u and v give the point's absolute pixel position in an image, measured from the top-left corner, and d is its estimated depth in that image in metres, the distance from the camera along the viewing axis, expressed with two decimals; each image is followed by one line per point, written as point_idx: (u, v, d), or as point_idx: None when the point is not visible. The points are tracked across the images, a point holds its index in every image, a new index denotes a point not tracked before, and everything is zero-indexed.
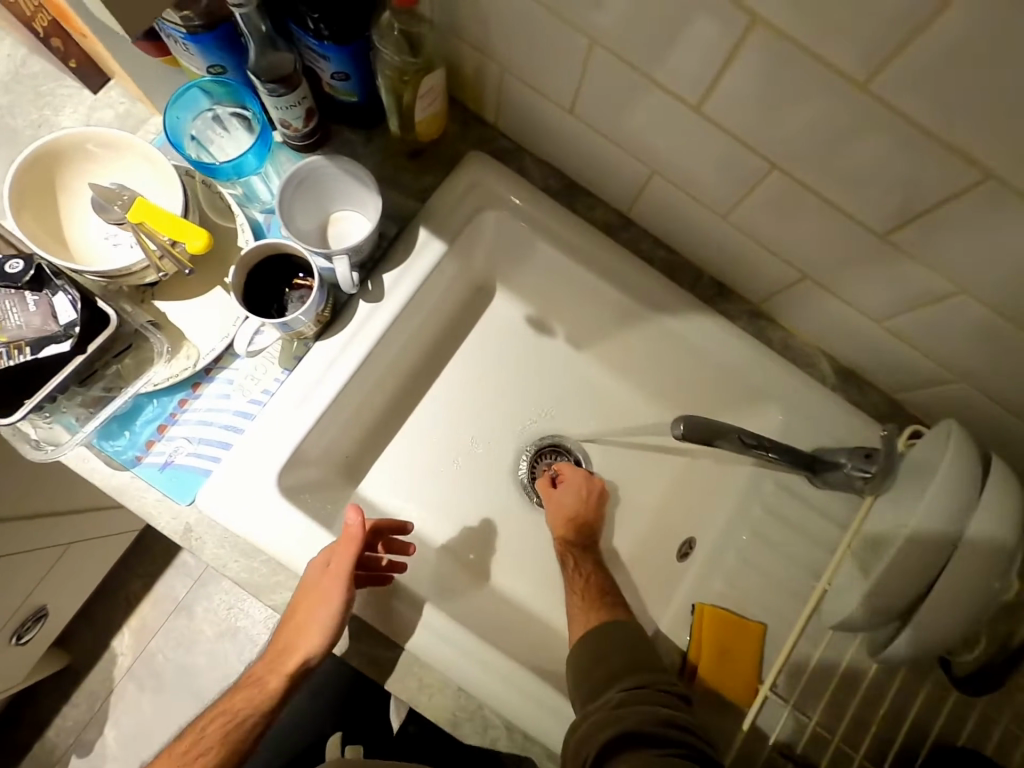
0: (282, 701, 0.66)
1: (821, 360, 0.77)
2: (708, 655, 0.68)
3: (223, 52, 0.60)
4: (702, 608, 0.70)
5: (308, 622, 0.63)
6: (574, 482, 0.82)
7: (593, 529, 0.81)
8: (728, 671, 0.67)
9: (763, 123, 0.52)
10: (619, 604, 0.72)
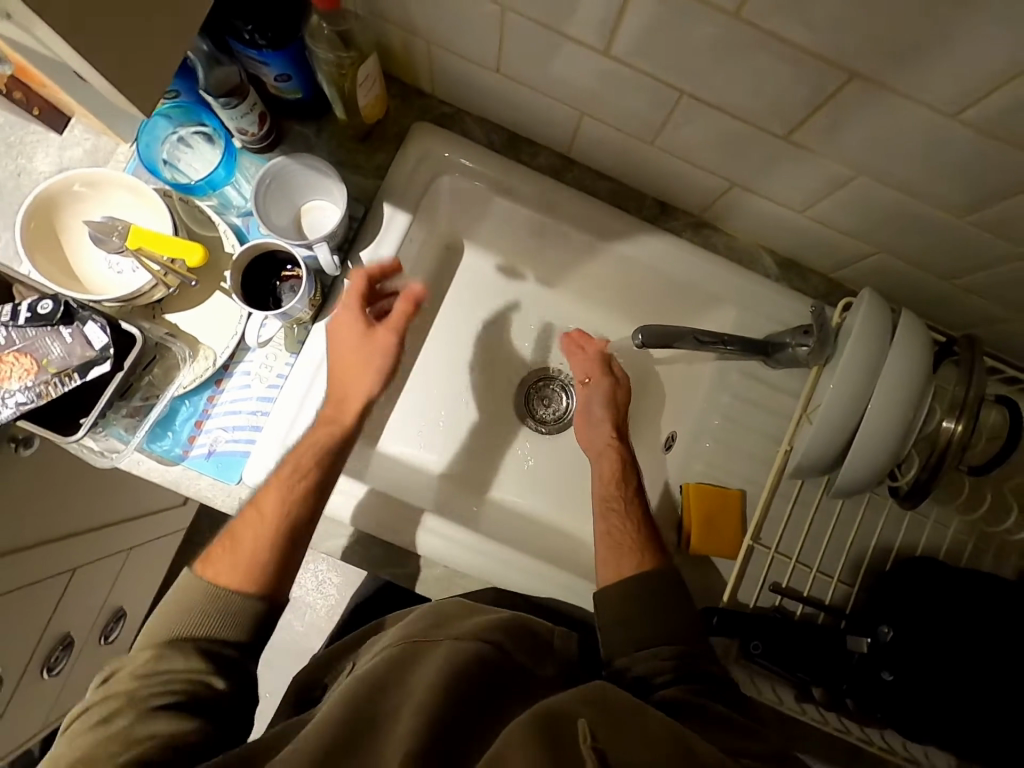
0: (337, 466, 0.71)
1: (763, 256, 0.85)
2: (697, 526, 0.79)
3: (174, 77, 0.66)
4: (687, 487, 0.80)
5: (362, 374, 0.74)
6: (592, 354, 0.90)
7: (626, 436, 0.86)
8: (717, 536, 0.79)
9: (664, 57, 0.59)
10: (653, 550, 0.74)
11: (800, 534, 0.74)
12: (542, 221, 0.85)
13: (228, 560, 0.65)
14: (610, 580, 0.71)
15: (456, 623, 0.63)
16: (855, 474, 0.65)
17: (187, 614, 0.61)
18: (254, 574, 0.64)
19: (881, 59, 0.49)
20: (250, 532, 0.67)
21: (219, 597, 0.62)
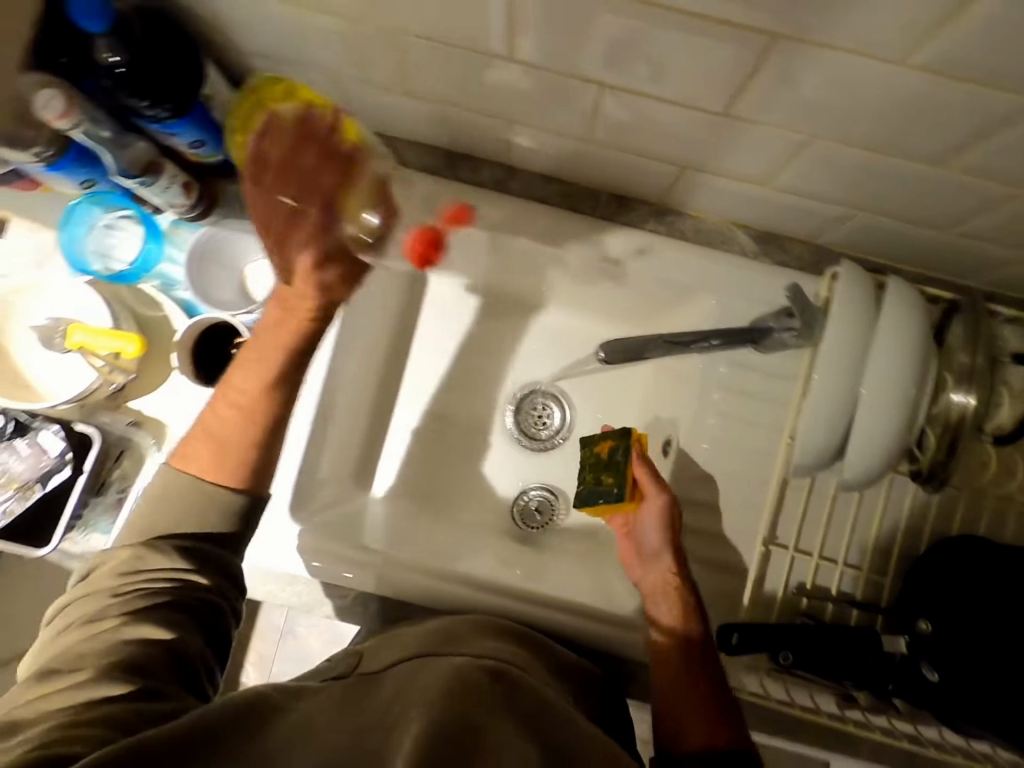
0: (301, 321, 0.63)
1: (737, 233, 0.79)
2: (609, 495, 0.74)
3: (85, 166, 0.64)
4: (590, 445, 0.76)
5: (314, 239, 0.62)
6: (652, 513, 0.72)
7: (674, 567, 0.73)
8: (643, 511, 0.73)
9: (570, 51, 0.54)
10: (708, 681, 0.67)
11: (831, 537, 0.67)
12: (497, 241, 0.80)
13: (215, 433, 0.62)
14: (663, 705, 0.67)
15: (469, 642, 0.61)
16: (865, 468, 0.58)
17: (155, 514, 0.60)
18: (233, 469, 0.62)
19: (798, 15, 0.44)
20: (257, 426, 0.62)
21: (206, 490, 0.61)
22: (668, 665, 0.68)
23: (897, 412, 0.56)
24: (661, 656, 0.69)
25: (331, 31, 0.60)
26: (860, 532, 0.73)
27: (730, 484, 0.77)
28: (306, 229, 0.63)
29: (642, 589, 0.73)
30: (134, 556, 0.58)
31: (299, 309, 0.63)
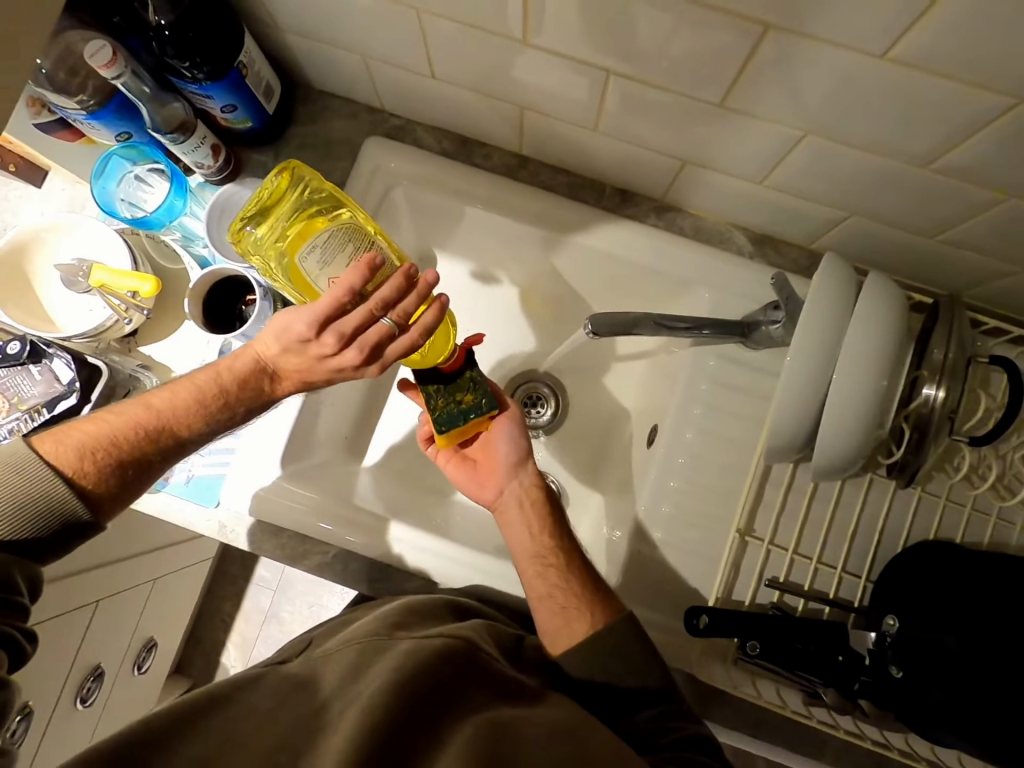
0: (235, 414, 0.62)
1: (735, 234, 0.82)
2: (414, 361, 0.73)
3: (124, 119, 0.69)
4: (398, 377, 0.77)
5: (293, 377, 0.61)
6: (500, 435, 0.76)
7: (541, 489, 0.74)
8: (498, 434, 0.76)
9: (578, 35, 0.58)
10: (602, 597, 0.68)
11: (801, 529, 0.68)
12: (502, 225, 0.83)
13: (98, 434, 0.59)
14: (564, 646, 0.66)
15: (429, 622, 0.62)
16: (835, 456, 0.60)
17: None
18: (95, 472, 0.58)
19: (787, 4, 0.47)
20: (147, 448, 0.60)
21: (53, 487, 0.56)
22: (547, 588, 0.68)
23: (869, 400, 0.57)
24: (541, 601, 0.67)
25: (361, 9, 0.64)
26: (836, 532, 0.73)
27: (712, 475, 0.78)
28: (299, 371, 0.60)
29: (514, 530, 0.72)
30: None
31: (234, 369, 0.61)
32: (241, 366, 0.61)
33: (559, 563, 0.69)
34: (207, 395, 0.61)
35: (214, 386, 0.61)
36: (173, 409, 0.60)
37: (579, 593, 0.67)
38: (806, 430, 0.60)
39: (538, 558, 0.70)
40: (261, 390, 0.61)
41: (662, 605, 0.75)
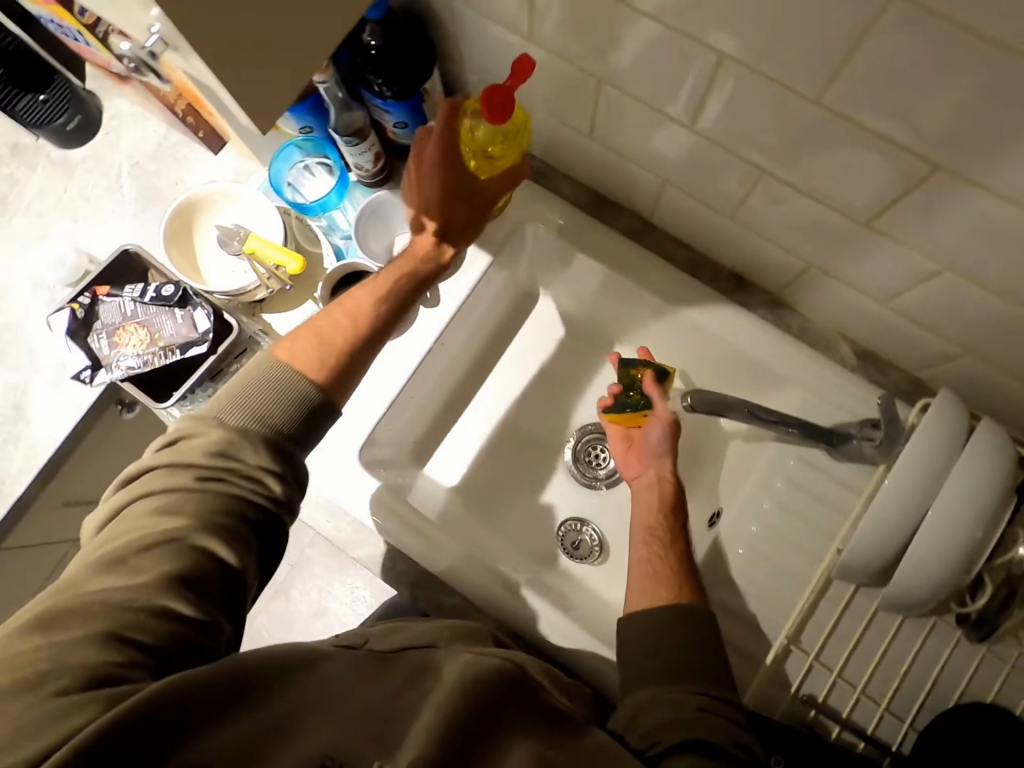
0: (366, 327, 0.68)
1: (841, 344, 0.82)
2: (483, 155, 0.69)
3: (313, 116, 0.77)
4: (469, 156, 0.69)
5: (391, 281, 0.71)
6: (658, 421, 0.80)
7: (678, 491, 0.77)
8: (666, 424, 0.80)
9: (745, 133, 0.62)
10: (691, 583, 0.66)
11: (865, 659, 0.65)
12: (616, 283, 0.87)
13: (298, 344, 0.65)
14: (640, 606, 0.65)
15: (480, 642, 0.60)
16: (910, 592, 0.59)
17: (260, 406, 0.59)
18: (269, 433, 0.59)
19: (964, 151, 0.49)
20: (289, 397, 0.60)
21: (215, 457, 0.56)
22: (652, 554, 0.69)
23: (963, 545, 0.56)
24: (644, 563, 0.69)
25: (546, 68, 0.71)
26: (885, 668, 0.71)
27: (766, 573, 0.77)
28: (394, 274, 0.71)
29: (636, 502, 0.75)
30: (187, 494, 0.54)
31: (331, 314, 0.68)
32: (331, 311, 0.68)
33: (666, 550, 0.70)
34: (320, 330, 0.66)
35: (315, 333, 0.66)
36: (297, 356, 0.64)
37: (676, 564, 0.68)
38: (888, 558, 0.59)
39: (647, 530, 0.73)
40: (377, 299, 0.70)
41: None
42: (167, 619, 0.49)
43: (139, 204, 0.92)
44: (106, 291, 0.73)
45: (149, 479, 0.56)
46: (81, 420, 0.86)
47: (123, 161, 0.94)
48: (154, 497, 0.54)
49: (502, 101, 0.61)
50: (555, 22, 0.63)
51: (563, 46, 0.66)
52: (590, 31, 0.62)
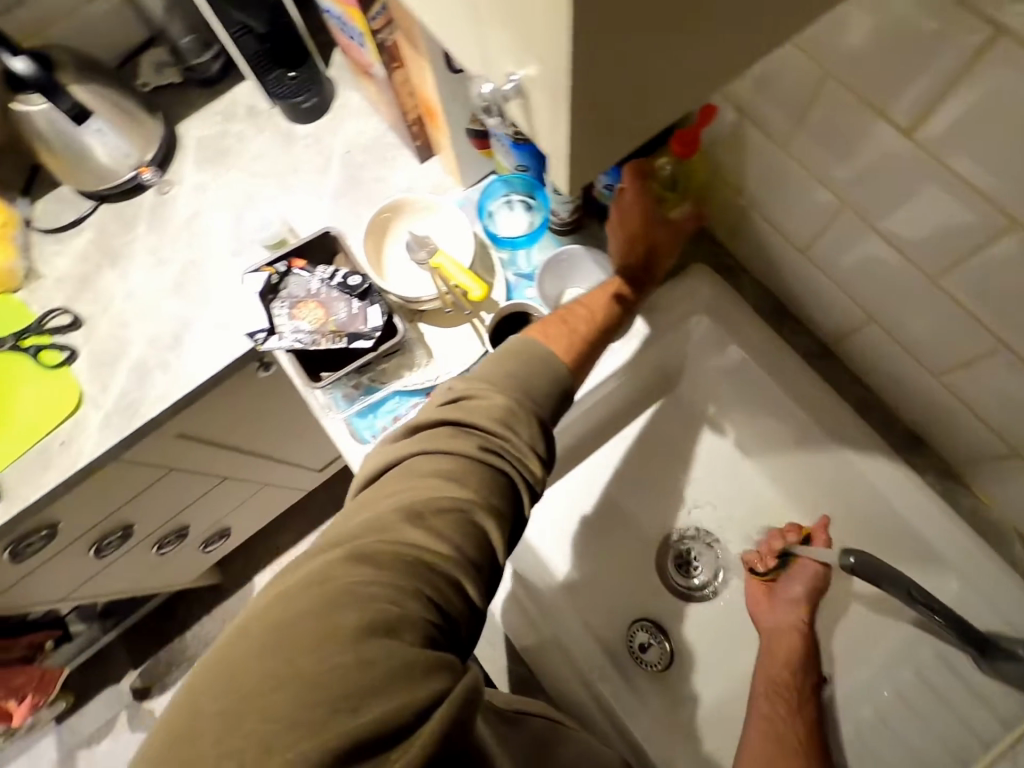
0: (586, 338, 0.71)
1: (1016, 545, 0.73)
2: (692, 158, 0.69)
3: (531, 159, 0.79)
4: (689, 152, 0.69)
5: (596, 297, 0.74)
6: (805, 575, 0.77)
7: (814, 658, 0.77)
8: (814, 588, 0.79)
9: (1001, 304, 0.57)
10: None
11: None
12: (775, 399, 0.83)
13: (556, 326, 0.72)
14: None
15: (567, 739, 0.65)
16: None
17: (529, 380, 0.64)
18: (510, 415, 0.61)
19: None
20: (530, 395, 0.63)
21: (459, 447, 0.59)
22: (773, 715, 0.72)
23: None
24: (765, 725, 0.71)
25: (787, 176, 0.69)
26: None
27: None
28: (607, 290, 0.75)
29: (765, 650, 0.77)
30: (472, 468, 0.58)
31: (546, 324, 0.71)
32: (549, 321, 0.71)
33: (793, 726, 0.71)
34: (543, 333, 0.70)
35: (543, 332, 0.70)
36: (522, 348, 0.66)
37: (800, 734, 0.70)
38: None
39: (774, 688, 0.74)
40: (594, 310, 0.73)
41: None
42: (456, 592, 0.53)
43: (339, 189, 0.98)
44: (301, 265, 0.75)
45: (416, 441, 0.60)
46: (228, 368, 0.91)
47: (338, 146, 1.00)
48: (439, 456, 0.58)
49: (691, 139, 0.68)
50: (820, 136, 0.61)
51: (817, 160, 0.64)
52: (857, 155, 0.59)
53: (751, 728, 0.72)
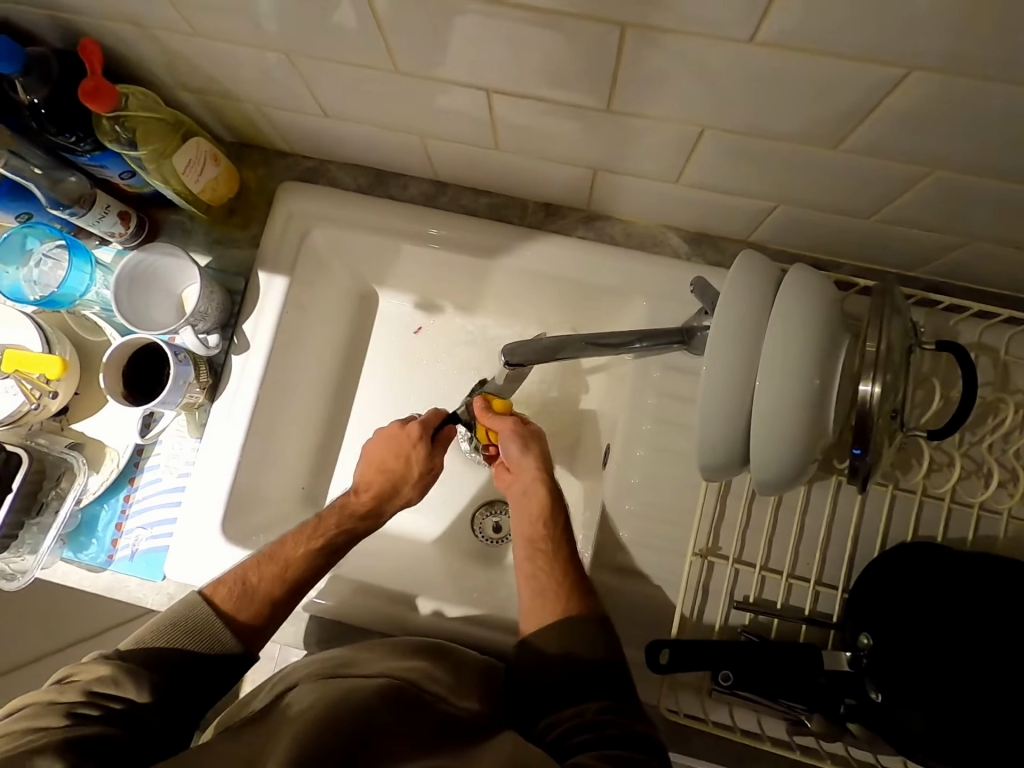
0: (298, 583, 0.69)
1: (669, 236, 0.78)
2: (99, 79, 0.60)
3: (19, 200, 0.69)
4: (103, 103, 0.60)
5: (290, 543, 0.70)
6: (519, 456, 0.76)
7: (557, 510, 0.74)
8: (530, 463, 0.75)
9: (449, 58, 0.56)
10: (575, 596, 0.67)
11: (774, 549, 0.64)
12: (428, 254, 0.82)
13: (382, 441, 0.77)
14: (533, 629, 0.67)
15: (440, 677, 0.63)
16: (777, 471, 0.55)
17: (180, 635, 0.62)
18: (251, 577, 0.67)
19: (645, 0, 0.44)
20: (267, 571, 0.68)
21: (210, 627, 0.63)
22: (537, 570, 0.69)
23: (791, 408, 0.52)
24: (535, 600, 0.68)
25: (235, 62, 0.63)
26: (801, 539, 0.68)
27: (667, 493, 0.73)
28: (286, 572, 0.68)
29: (516, 511, 0.75)
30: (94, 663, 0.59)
31: (268, 572, 0.68)
32: (259, 581, 0.67)
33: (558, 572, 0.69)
34: (264, 587, 0.67)
35: (266, 576, 0.67)
36: (293, 556, 0.69)
37: (562, 586, 0.67)
38: (728, 449, 0.55)
39: (530, 547, 0.72)
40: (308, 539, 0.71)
41: (636, 634, 0.71)
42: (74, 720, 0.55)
43: None
44: None
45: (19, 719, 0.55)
46: None
47: None
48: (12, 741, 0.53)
49: (97, 89, 0.60)
50: (204, 10, 0.56)
51: (230, 31, 0.58)
52: (236, 6, 0.54)
53: (531, 600, 0.68)
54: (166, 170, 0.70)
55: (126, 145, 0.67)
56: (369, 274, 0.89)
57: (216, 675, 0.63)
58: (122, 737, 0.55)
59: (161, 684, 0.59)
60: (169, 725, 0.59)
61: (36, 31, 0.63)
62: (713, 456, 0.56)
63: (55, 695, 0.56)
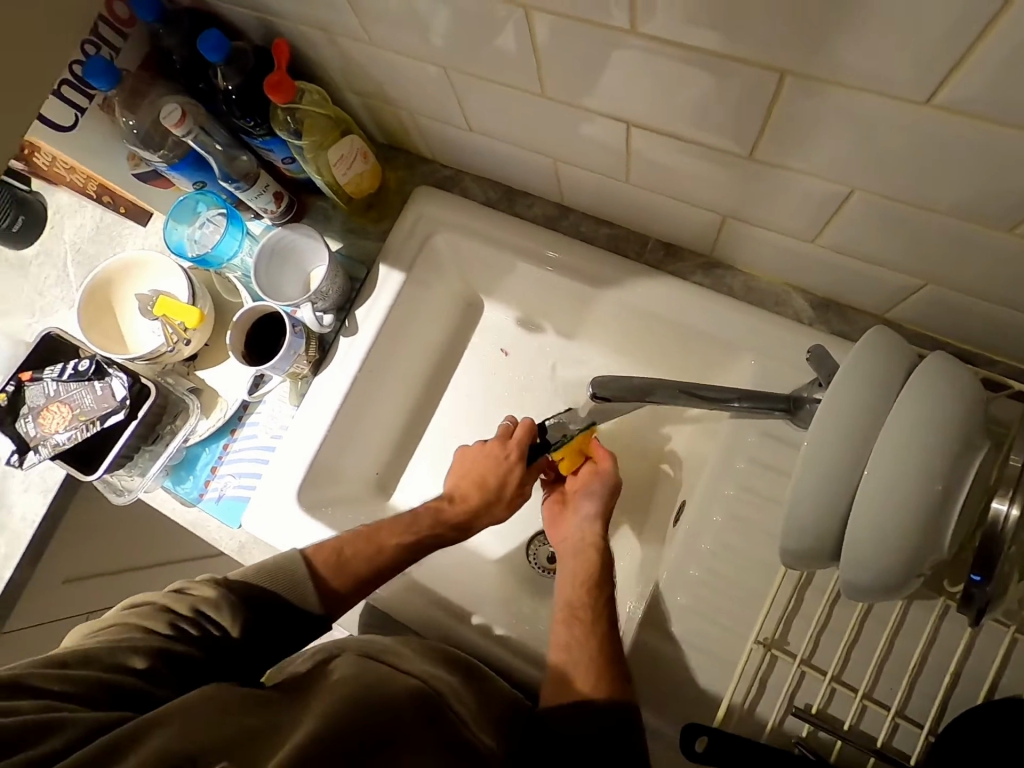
0: (383, 573, 0.71)
1: (792, 298, 0.73)
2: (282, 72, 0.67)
3: (198, 170, 0.77)
4: (280, 93, 0.67)
5: (384, 531, 0.72)
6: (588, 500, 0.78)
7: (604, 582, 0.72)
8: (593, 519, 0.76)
9: (598, 88, 0.56)
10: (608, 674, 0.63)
11: (852, 659, 0.57)
12: (538, 274, 0.82)
13: (482, 456, 0.79)
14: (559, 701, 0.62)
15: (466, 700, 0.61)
16: (872, 575, 0.49)
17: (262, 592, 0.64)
18: (344, 551, 0.69)
19: (814, 50, 0.41)
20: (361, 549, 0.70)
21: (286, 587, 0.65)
22: (569, 640, 0.65)
23: (903, 508, 0.46)
24: (563, 655, 0.65)
25: (400, 71, 0.68)
26: (886, 658, 0.60)
27: (738, 568, 0.67)
28: (379, 556, 0.71)
29: (563, 574, 0.73)
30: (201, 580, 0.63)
31: (358, 551, 0.70)
32: (352, 557, 0.69)
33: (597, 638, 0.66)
34: (357, 565, 0.69)
35: (363, 553, 0.70)
36: (383, 543, 0.71)
37: (597, 655, 0.63)
38: (818, 537, 0.50)
39: (569, 612, 0.69)
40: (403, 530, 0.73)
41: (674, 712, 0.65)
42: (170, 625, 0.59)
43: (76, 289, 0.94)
44: (30, 376, 0.80)
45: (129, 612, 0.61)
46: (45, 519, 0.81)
47: (68, 252, 0.92)
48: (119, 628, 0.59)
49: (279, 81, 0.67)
50: (385, 24, 0.61)
51: (403, 44, 0.63)
52: (411, 20, 0.59)
53: (560, 678, 0.64)
54: (321, 161, 0.77)
55: (292, 134, 0.74)
56: (478, 284, 0.91)
57: (293, 631, 0.65)
58: (199, 662, 0.59)
59: (249, 623, 0.62)
60: (246, 659, 0.62)
61: (245, 29, 0.72)
62: (799, 541, 0.51)
63: (169, 601, 0.61)
